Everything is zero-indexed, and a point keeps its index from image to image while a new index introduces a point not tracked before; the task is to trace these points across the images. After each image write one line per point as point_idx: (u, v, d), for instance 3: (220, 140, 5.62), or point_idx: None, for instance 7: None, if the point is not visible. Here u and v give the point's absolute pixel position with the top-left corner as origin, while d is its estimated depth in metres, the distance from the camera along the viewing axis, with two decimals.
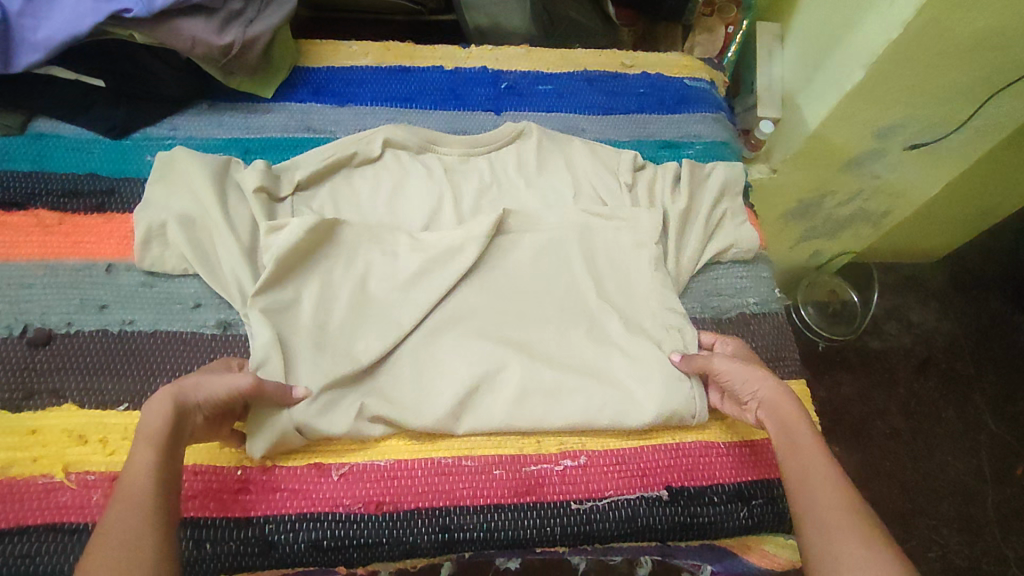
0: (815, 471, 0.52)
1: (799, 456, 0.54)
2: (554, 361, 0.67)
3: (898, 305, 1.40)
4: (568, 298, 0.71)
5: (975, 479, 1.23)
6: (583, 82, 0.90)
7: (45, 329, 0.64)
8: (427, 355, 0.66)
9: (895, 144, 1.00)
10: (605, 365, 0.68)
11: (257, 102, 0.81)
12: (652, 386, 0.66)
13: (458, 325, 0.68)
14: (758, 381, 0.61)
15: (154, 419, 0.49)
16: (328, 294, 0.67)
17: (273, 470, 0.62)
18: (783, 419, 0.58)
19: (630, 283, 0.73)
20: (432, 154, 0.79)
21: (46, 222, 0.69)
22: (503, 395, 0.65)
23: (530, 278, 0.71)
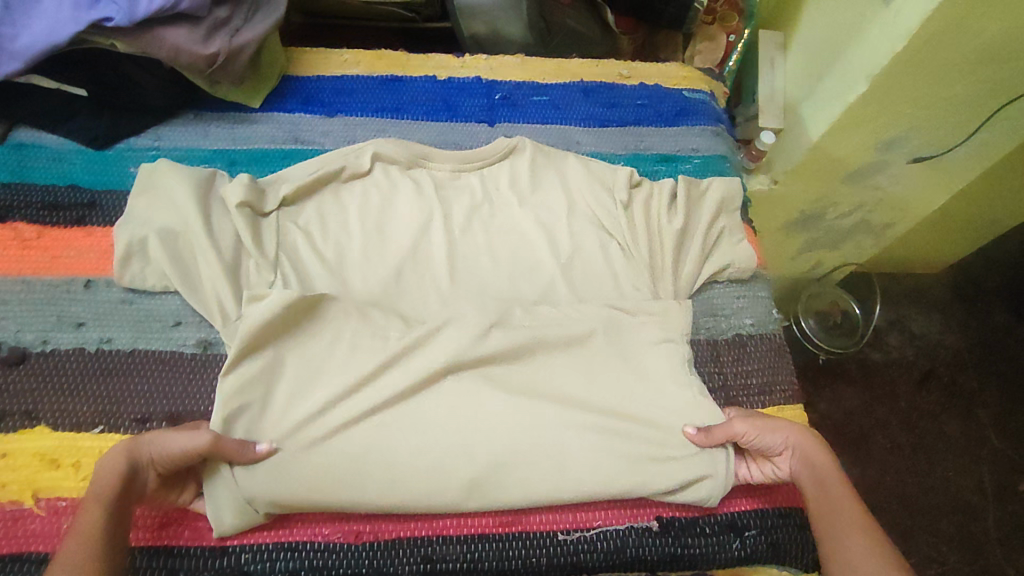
0: (853, 530, 0.54)
1: (835, 510, 0.57)
2: (563, 445, 0.63)
3: (900, 316, 1.38)
4: (572, 369, 0.68)
5: (976, 494, 1.21)
6: (579, 93, 0.88)
7: (19, 347, 0.62)
8: (431, 448, 0.61)
9: (899, 156, 0.98)
10: (629, 454, 0.63)
11: (244, 112, 0.79)
12: (662, 471, 0.63)
13: (464, 411, 0.63)
14: (785, 430, 0.62)
15: (107, 479, 0.53)
16: (314, 368, 0.64)
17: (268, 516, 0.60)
18: (816, 471, 0.60)
19: (647, 377, 0.68)
20: (422, 169, 0.78)
21: (24, 236, 0.67)
22: (506, 480, 0.61)
23: (538, 361, 0.68)
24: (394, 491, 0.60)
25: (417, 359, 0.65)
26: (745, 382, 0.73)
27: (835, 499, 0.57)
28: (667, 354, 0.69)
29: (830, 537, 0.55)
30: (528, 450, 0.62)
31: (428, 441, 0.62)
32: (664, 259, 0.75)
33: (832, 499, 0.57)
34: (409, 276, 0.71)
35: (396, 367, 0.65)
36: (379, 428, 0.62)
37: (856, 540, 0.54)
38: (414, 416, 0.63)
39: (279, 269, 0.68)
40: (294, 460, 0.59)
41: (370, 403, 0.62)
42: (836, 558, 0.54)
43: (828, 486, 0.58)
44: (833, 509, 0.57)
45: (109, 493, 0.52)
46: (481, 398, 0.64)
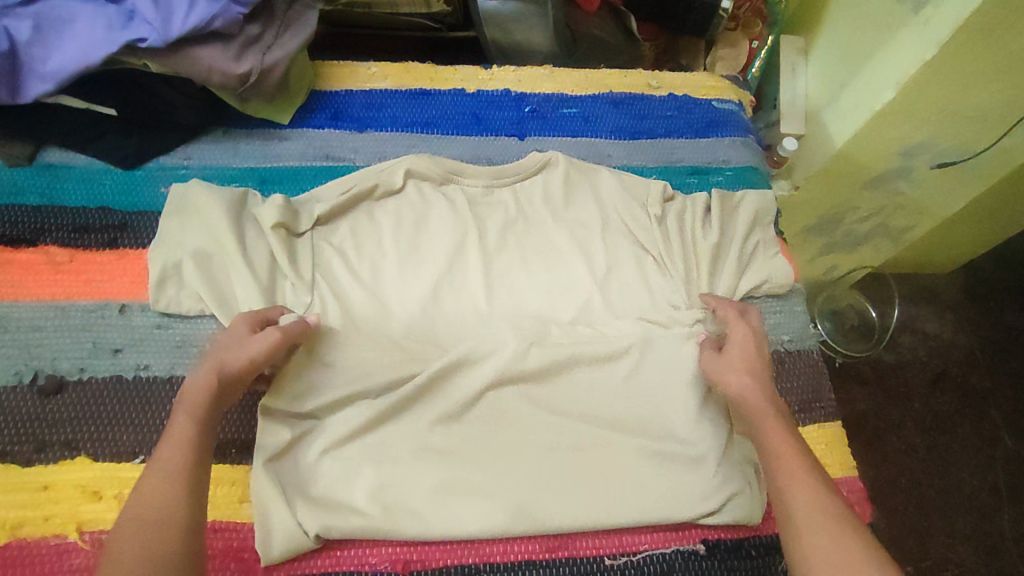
0: (789, 469, 0.54)
1: (772, 448, 0.56)
2: (600, 466, 0.63)
3: (914, 317, 1.38)
4: (599, 386, 0.67)
5: (992, 495, 1.21)
6: (609, 105, 0.87)
7: (57, 375, 0.61)
8: (477, 468, 0.61)
9: (919, 163, 0.95)
10: (659, 478, 0.63)
11: (272, 129, 0.77)
12: (695, 495, 0.62)
13: (512, 434, 0.64)
14: (727, 361, 0.64)
15: (194, 398, 0.53)
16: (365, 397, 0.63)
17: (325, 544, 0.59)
18: (753, 409, 0.60)
19: (686, 395, 0.66)
20: (455, 186, 0.76)
21: (56, 260, 0.66)
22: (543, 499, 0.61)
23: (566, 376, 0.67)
24: (439, 514, 0.59)
25: (456, 382, 0.65)
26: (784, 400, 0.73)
27: (770, 437, 0.57)
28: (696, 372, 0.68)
29: (770, 476, 0.55)
30: (563, 473, 0.62)
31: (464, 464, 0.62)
32: (699, 274, 0.74)
33: (767, 438, 0.57)
34: (444, 293, 0.70)
35: (435, 390, 0.64)
36: (425, 456, 0.61)
37: (790, 465, 0.54)
38: (460, 439, 0.63)
39: (316, 290, 0.67)
40: (338, 482, 0.60)
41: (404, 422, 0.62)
42: (771, 484, 0.54)
43: (760, 415, 0.59)
44: (766, 449, 0.57)
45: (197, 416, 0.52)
46: (517, 423, 0.64)
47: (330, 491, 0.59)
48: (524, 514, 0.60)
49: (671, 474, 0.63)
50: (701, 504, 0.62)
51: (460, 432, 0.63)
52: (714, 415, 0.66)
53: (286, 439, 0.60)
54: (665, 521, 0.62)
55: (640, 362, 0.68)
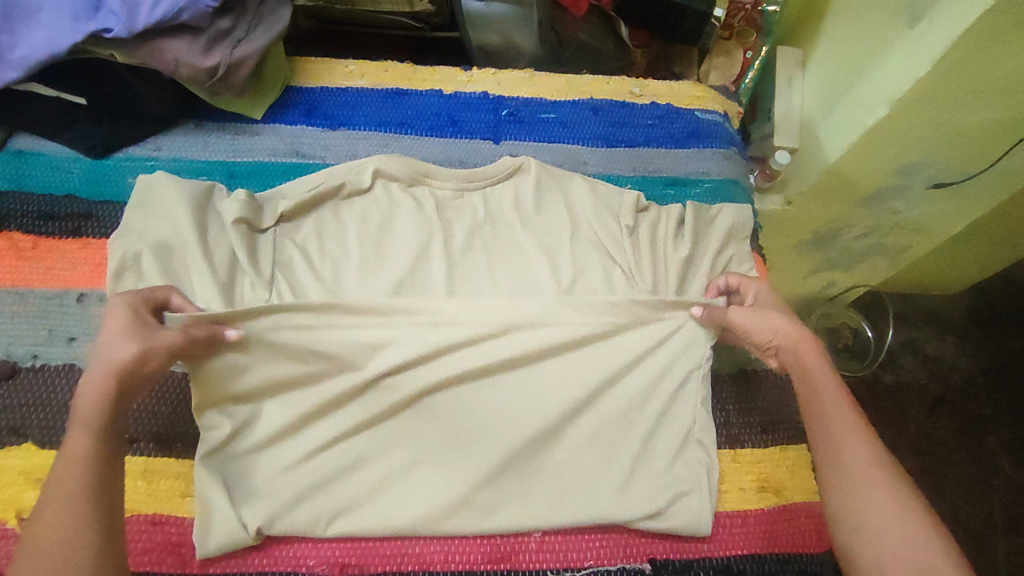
0: (842, 426, 0.57)
1: (824, 404, 0.58)
2: (550, 478, 0.62)
3: (912, 339, 1.34)
4: (558, 389, 0.64)
5: (986, 525, 1.16)
6: (588, 111, 0.86)
7: (10, 361, 0.62)
8: (421, 474, 0.60)
9: (917, 180, 0.93)
10: (603, 476, 0.62)
11: (245, 124, 0.78)
12: (638, 497, 0.61)
13: (458, 443, 0.62)
14: (772, 329, 0.63)
15: (90, 401, 0.51)
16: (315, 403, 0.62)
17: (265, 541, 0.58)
18: (803, 366, 0.61)
19: (640, 411, 0.65)
20: (424, 188, 0.76)
21: (19, 246, 0.67)
22: (494, 499, 0.60)
23: (526, 380, 0.65)
24: (380, 518, 0.58)
25: (409, 380, 0.63)
26: (749, 418, 0.70)
27: (821, 396, 0.59)
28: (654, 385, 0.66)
29: (818, 427, 0.58)
30: (513, 482, 0.61)
31: (414, 463, 0.61)
32: (667, 286, 0.73)
33: (818, 395, 0.59)
34: (406, 293, 0.69)
35: (386, 387, 0.62)
36: (369, 455, 0.61)
37: (846, 435, 0.56)
38: (409, 445, 0.61)
39: (274, 286, 0.67)
40: (280, 480, 0.59)
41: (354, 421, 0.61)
42: (823, 449, 0.57)
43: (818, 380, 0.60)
44: (815, 405, 0.59)
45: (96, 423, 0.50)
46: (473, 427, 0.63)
47: (268, 490, 0.59)
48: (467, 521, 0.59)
49: (623, 492, 0.62)
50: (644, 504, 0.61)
51: (411, 433, 0.62)
52: (671, 441, 0.64)
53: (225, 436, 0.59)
54: (605, 520, 0.61)
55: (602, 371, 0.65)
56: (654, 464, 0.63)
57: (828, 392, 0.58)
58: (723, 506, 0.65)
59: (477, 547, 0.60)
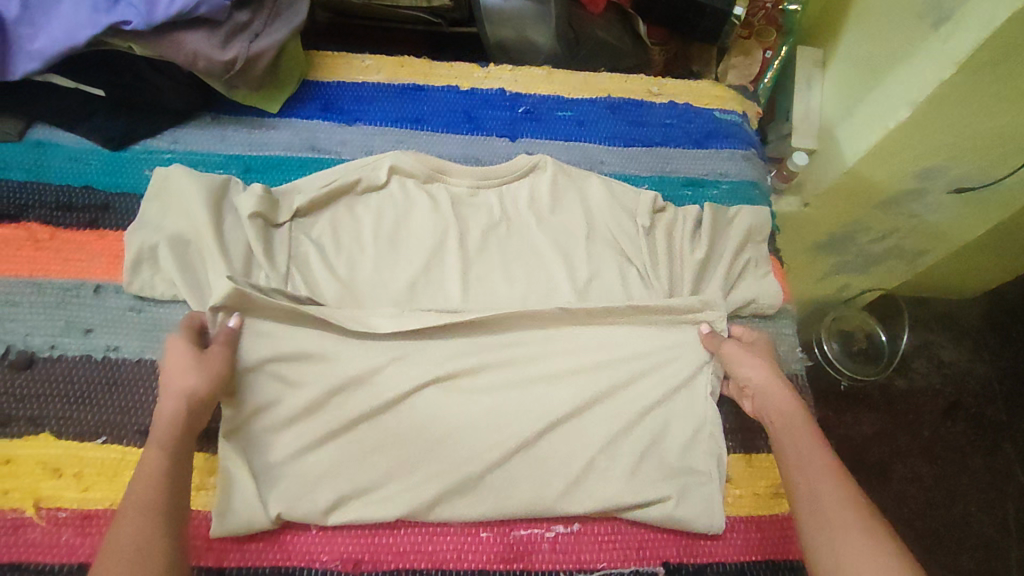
0: (811, 462, 0.56)
1: (797, 441, 0.58)
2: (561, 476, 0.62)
3: (927, 343, 1.31)
4: (568, 389, 0.64)
5: (1000, 534, 1.14)
6: (606, 109, 0.85)
7: (28, 351, 0.62)
8: (434, 472, 0.60)
9: (937, 185, 0.91)
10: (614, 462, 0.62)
11: (262, 117, 0.78)
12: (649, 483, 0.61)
13: (472, 443, 0.61)
14: (753, 367, 0.64)
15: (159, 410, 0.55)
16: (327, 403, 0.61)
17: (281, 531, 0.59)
18: (778, 406, 0.61)
19: (655, 412, 0.65)
20: (440, 184, 0.76)
21: (38, 237, 0.67)
22: (506, 496, 0.60)
23: (537, 382, 0.64)
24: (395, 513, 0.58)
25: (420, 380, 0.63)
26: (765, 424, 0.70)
27: (794, 434, 0.58)
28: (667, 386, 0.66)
29: (792, 463, 0.57)
30: (525, 483, 0.60)
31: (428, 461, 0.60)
32: (682, 289, 0.72)
33: (791, 435, 0.58)
34: (421, 292, 0.69)
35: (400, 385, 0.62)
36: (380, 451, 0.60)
37: (825, 486, 0.53)
38: (420, 443, 0.61)
39: (290, 282, 0.67)
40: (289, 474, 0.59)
41: (366, 418, 0.61)
42: (803, 501, 0.54)
43: (796, 430, 0.58)
44: (790, 440, 0.58)
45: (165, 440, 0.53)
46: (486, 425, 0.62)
47: (279, 484, 0.58)
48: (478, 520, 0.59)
49: (632, 479, 0.62)
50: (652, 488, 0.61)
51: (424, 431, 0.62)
52: (683, 437, 0.64)
53: (238, 427, 0.59)
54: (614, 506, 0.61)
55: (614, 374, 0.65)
56: (665, 459, 0.63)
57: (803, 434, 0.58)
58: (736, 510, 0.65)
59: (489, 547, 0.60)
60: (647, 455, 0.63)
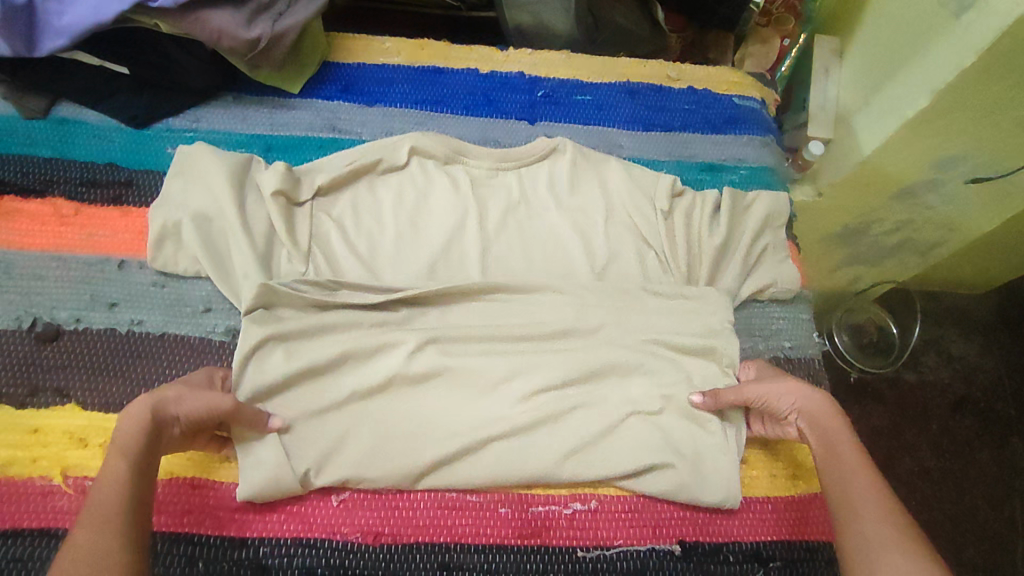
0: (857, 486, 0.53)
1: (842, 464, 0.55)
2: (579, 457, 0.62)
3: (937, 337, 1.30)
4: (583, 368, 0.65)
5: (1008, 528, 1.13)
6: (625, 94, 0.85)
7: (54, 324, 0.63)
8: (451, 448, 0.60)
9: (954, 176, 0.90)
10: (632, 431, 0.63)
11: (283, 98, 0.78)
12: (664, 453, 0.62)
13: (493, 420, 0.62)
14: (794, 394, 0.61)
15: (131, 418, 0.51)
16: (349, 378, 0.62)
17: (305, 502, 0.59)
18: (823, 428, 0.58)
19: (671, 393, 0.65)
20: (459, 166, 0.76)
21: (62, 212, 0.68)
22: (518, 467, 0.61)
23: (551, 364, 0.65)
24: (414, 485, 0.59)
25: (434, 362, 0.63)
26: None
27: (841, 460, 0.56)
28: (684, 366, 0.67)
29: (836, 489, 0.54)
30: (537, 463, 0.61)
31: (447, 440, 0.61)
32: (700, 273, 0.72)
33: (837, 460, 0.56)
34: (440, 272, 0.69)
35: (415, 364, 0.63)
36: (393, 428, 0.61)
37: (867, 503, 0.52)
38: (439, 421, 0.62)
39: (311, 260, 0.67)
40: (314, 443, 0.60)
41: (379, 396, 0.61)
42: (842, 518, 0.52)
43: (838, 445, 0.56)
44: (834, 464, 0.55)
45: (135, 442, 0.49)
46: (499, 406, 0.63)
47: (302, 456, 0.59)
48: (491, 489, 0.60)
49: (646, 450, 0.62)
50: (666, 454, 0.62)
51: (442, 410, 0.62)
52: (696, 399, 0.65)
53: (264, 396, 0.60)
54: (624, 475, 0.62)
55: (631, 355, 0.66)
56: (677, 426, 0.64)
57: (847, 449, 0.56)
58: (752, 491, 0.65)
59: (506, 522, 0.61)
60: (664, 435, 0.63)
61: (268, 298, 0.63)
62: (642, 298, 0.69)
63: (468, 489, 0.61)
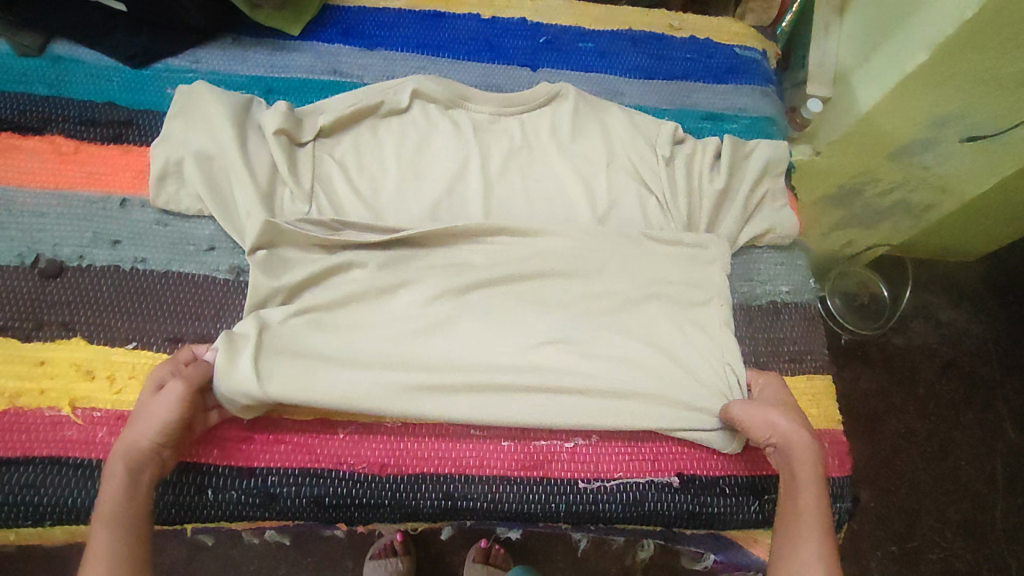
0: (808, 551, 0.53)
1: (795, 526, 0.55)
2: (578, 401, 0.62)
3: (927, 302, 1.31)
4: (576, 315, 0.66)
5: (988, 485, 1.17)
6: (627, 42, 0.85)
7: (57, 260, 0.63)
8: (455, 382, 0.60)
9: (950, 135, 0.90)
10: (638, 372, 0.64)
11: (283, 40, 0.77)
12: (668, 391, 0.63)
13: (497, 360, 0.62)
14: (773, 426, 0.59)
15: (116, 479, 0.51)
16: (353, 319, 0.62)
17: (313, 433, 0.60)
18: (793, 468, 0.58)
19: (670, 334, 0.66)
20: (461, 111, 0.76)
21: (62, 150, 0.67)
22: (519, 407, 0.61)
23: (553, 319, 0.65)
24: (416, 415, 0.59)
25: (432, 313, 0.64)
26: (776, 348, 0.71)
27: (802, 514, 0.56)
28: (680, 317, 0.67)
29: (781, 549, 0.55)
30: (537, 406, 0.61)
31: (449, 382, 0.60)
32: (700, 219, 0.73)
33: (800, 512, 0.56)
34: (443, 214, 0.69)
35: (413, 312, 0.63)
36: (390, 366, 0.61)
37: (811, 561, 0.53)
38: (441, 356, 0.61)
39: (314, 200, 0.67)
40: (317, 376, 0.59)
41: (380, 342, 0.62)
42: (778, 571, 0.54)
43: (799, 492, 0.57)
44: (795, 513, 0.56)
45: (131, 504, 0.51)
46: (499, 352, 0.63)
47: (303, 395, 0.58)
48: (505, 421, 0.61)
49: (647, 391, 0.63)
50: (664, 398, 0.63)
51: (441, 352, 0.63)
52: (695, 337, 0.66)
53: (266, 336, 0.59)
54: (633, 428, 0.63)
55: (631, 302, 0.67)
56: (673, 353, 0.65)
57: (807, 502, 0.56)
58: None
59: (510, 456, 0.62)
60: (667, 376, 0.64)
61: (270, 236, 0.63)
62: (639, 246, 0.69)
63: (469, 427, 0.62)
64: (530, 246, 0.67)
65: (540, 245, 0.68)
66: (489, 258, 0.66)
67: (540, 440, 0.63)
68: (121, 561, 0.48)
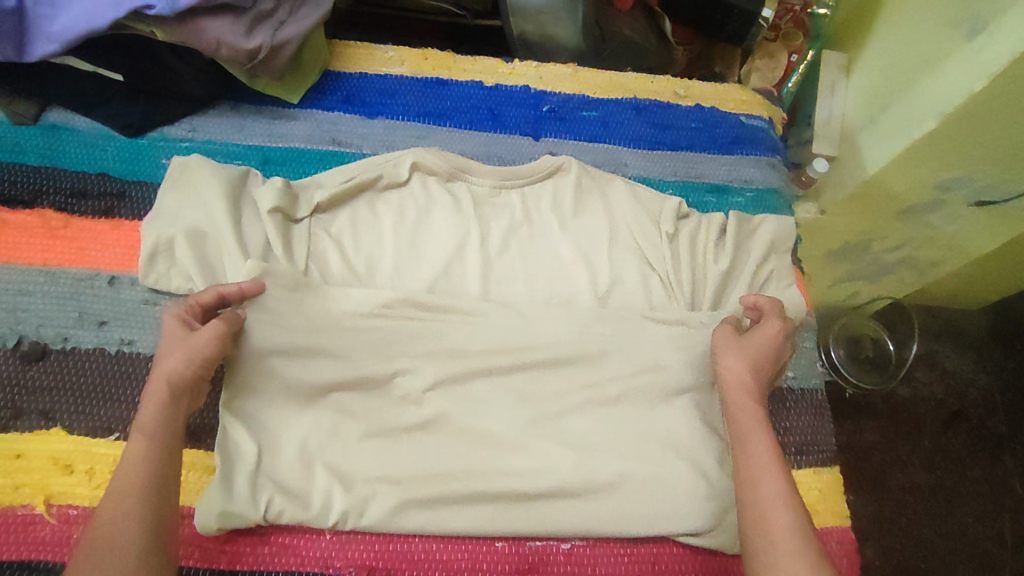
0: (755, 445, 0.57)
1: (748, 441, 0.57)
2: (569, 504, 0.60)
3: (932, 351, 1.25)
4: (576, 403, 0.63)
5: (998, 546, 1.10)
6: (631, 110, 0.83)
7: (40, 342, 0.61)
8: (451, 485, 0.59)
9: (959, 198, 0.86)
10: (640, 469, 0.61)
11: (282, 108, 0.76)
12: (669, 488, 0.61)
13: (492, 456, 0.60)
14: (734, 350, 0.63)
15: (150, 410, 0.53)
16: (346, 407, 0.60)
17: (299, 532, 0.58)
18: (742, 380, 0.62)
19: (674, 426, 0.63)
20: (461, 183, 0.74)
21: (51, 225, 0.65)
22: (511, 512, 0.59)
23: (553, 409, 0.63)
24: (408, 527, 0.58)
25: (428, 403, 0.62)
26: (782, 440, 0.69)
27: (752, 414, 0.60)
28: (682, 406, 0.64)
29: (742, 476, 0.56)
30: (531, 510, 0.60)
31: (440, 475, 0.59)
32: (704, 298, 0.71)
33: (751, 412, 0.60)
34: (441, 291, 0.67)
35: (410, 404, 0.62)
36: (381, 461, 0.59)
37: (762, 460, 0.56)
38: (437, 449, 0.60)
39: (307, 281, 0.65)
40: (306, 474, 0.57)
41: (372, 430, 0.60)
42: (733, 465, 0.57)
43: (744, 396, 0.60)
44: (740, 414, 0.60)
45: (137, 498, 0.48)
46: (490, 444, 0.61)
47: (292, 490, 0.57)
48: (499, 515, 0.59)
49: (646, 489, 0.61)
50: (661, 498, 0.60)
51: (438, 444, 0.61)
52: (700, 429, 0.63)
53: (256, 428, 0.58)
54: (632, 533, 0.60)
55: (634, 388, 0.64)
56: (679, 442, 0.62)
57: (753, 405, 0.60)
58: None
59: (503, 560, 0.60)
60: (671, 473, 0.61)
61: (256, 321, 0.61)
62: (643, 325, 0.67)
63: (456, 536, 0.59)
64: (531, 330, 0.65)
65: (538, 326, 0.65)
66: (482, 338, 0.63)
67: (533, 543, 0.61)
68: (154, 467, 0.50)
